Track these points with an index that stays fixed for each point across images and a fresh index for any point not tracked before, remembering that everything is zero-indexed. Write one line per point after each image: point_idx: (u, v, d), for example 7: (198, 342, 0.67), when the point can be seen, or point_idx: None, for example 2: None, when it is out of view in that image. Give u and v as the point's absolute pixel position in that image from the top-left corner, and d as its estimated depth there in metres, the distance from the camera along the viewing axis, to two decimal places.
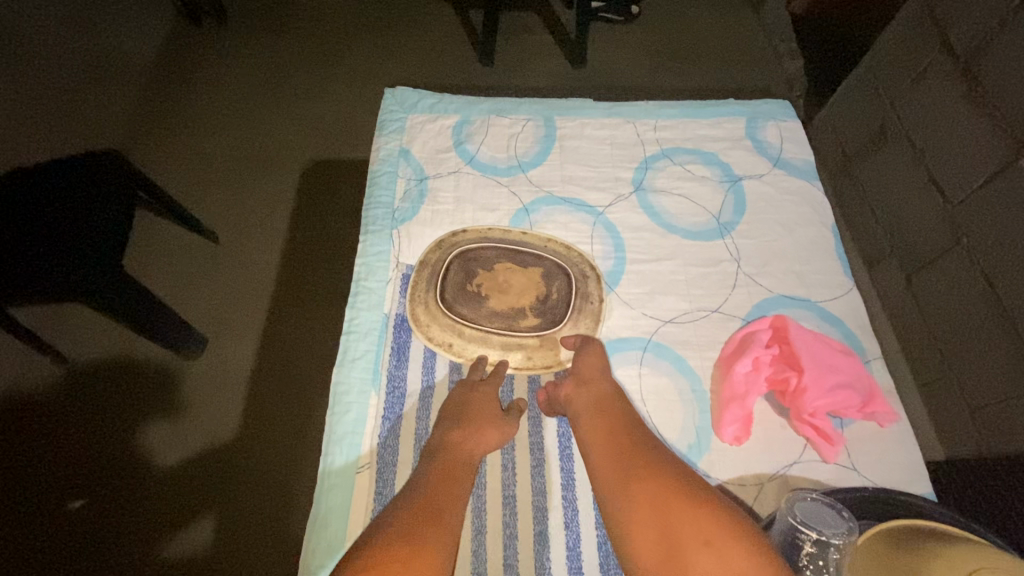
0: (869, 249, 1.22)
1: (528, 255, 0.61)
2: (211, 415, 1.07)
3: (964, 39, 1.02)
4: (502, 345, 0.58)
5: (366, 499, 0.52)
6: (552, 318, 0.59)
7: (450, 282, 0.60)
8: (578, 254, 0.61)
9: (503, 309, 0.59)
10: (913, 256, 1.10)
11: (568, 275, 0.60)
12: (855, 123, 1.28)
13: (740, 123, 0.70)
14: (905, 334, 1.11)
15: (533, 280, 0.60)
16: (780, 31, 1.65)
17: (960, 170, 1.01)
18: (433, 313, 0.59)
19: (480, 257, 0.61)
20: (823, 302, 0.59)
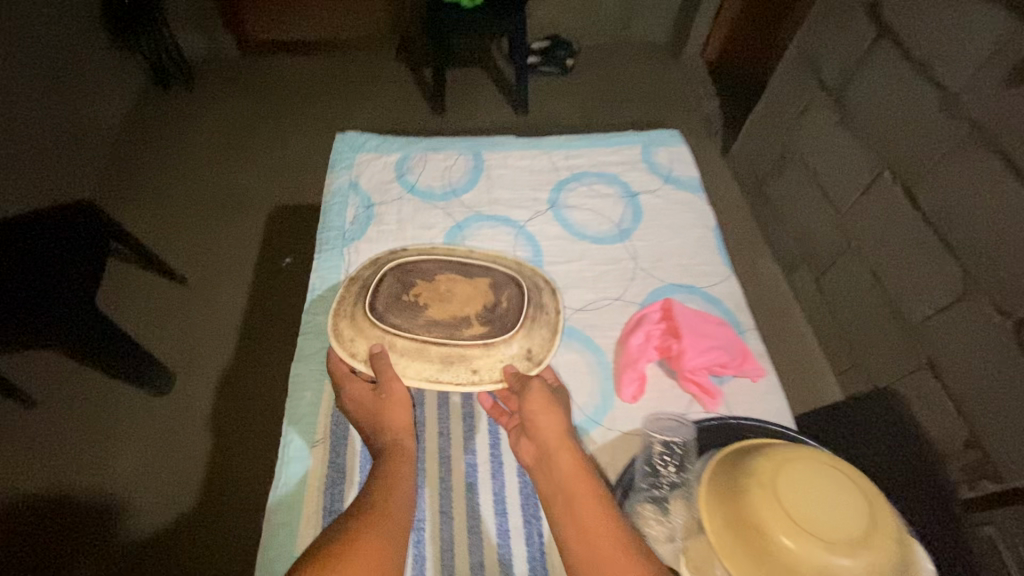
0: (784, 258, 1.41)
1: (473, 269, 0.64)
2: (184, 443, 1.13)
3: (833, 76, 1.22)
4: (441, 355, 0.59)
5: (320, 467, 0.60)
6: (499, 326, 0.60)
7: (383, 294, 0.62)
8: (529, 270, 0.66)
9: (445, 319, 0.60)
10: (818, 260, 1.29)
11: (517, 285, 0.63)
12: (761, 150, 1.47)
13: (637, 150, 0.84)
14: (820, 326, 1.29)
15: (478, 290, 0.62)
16: (697, 77, 1.88)
17: (845, 183, 1.19)
18: (359, 325, 0.60)
19: (420, 271, 0.64)
20: (706, 289, 0.71)
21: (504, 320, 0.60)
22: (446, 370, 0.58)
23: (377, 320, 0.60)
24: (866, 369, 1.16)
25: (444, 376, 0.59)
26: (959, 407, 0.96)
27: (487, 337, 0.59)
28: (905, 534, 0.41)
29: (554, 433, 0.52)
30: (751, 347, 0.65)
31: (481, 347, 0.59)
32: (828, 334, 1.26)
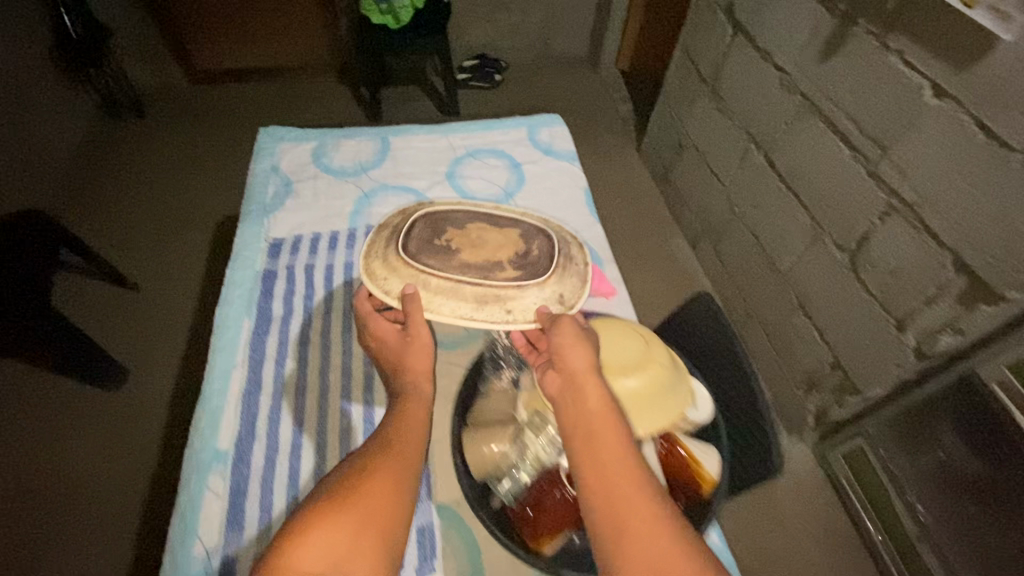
0: (690, 233, 1.58)
1: (502, 219, 0.61)
2: (140, 430, 1.21)
3: (707, 69, 1.39)
4: (475, 297, 0.55)
5: (240, 387, 0.65)
6: (532, 272, 0.57)
7: (415, 238, 0.59)
8: (557, 226, 0.64)
9: (477, 262, 0.57)
10: (715, 230, 1.46)
11: (549, 237, 0.60)
12: (664, 140, 1.66)
13: (524, 129, 0.99)
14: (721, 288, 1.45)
15: (511, 238, 0.59)
16: (614, 84, 2.09)
17: (725, 159, 1.37)
18: (394, 266, 0.57)
19: (452, 218, 0.61)
20: (576, 234, 0.85)
21: (539, 264, 0.57)
22: (478, 311, 0.55)
23: (410, 260, 0.57)
24: (759, 320, 1.32)
25: (478, 315, 0.55)
26: (824, 339, 1.11)
27: (517, 279, 0.56)
28: (675, 361, 0.55)
29: (588, 373, 0.48)
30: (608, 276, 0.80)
31: (515, 290, 0.55)
32: (729, 294, 1.42)
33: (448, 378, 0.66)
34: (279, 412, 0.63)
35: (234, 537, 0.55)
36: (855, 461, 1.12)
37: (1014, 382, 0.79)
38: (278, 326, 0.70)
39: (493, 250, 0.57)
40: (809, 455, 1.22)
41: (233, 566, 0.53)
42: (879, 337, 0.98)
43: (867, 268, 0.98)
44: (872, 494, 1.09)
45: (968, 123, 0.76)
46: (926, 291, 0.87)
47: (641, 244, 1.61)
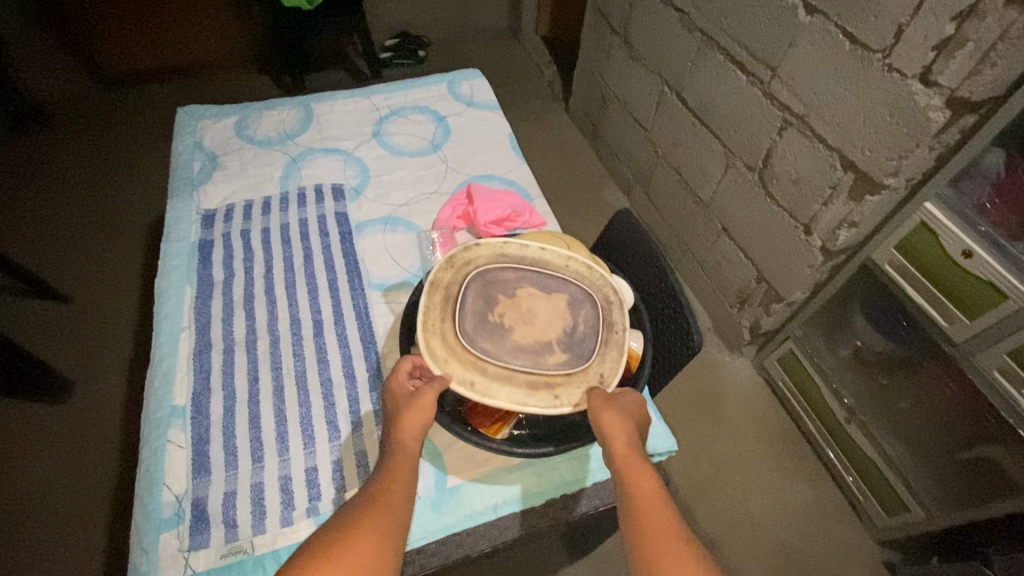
0: (623, 182, 1.66)
1: (551, 280, 0.55)
2: (94, 433, 1.18)
3: (616, 20, 1.46)
4: (529, 383, 0.48)
5: (190, 348, 0.66)
6: (581, 353, 0.51)
7: (470, 311, 0.51)
8: (600, 276, 0.56)
9: (529, 344, 0.51)
10: (644, 174, 1.54)
11: (594, 302, 0.54)
12: (588, 96, 1.73)
13: (445, 85, 1.02)
14: (656, 227, 1.54)
15: (559, 308, 0.53)
16: (537, 50, 2.13)
17: (644, 104, 1.44)
18: (453, 348, 0.49)
19: (501, 283, 0.54)
20: (504, 174, 0.89)
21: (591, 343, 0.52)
22: (531, 399, 0.48)
23: (467, 343, 0.49)
24: (692, 252, 1.41)
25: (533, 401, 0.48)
26: (747, 257, 1.21)
27: (568, 361, 0.51)
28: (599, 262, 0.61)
29: (621, 438, 0.49)
30: (538, 208, 0.84)
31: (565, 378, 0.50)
32: (664, 232, 1.51)
33: (395, 314, 0.71)
34: (233, 364, 0.65)
35: (202, 480, 0.56)
36: (787, 362, 1.20)
37: (903, 261, 0.88)
38: (221, 289, 0.71)
39: (544, 328, 0.52)
40: (749, 367, 1.32)
41: (204, 505, 0.55)
42: (792, 244, 1.07)
43: (773, 182, 1.07)
44: (805, 391, 1.18)
45: (836, 33, 0.85)
46: (823, 193, 0.96)
47: (579, 198, 1.68)
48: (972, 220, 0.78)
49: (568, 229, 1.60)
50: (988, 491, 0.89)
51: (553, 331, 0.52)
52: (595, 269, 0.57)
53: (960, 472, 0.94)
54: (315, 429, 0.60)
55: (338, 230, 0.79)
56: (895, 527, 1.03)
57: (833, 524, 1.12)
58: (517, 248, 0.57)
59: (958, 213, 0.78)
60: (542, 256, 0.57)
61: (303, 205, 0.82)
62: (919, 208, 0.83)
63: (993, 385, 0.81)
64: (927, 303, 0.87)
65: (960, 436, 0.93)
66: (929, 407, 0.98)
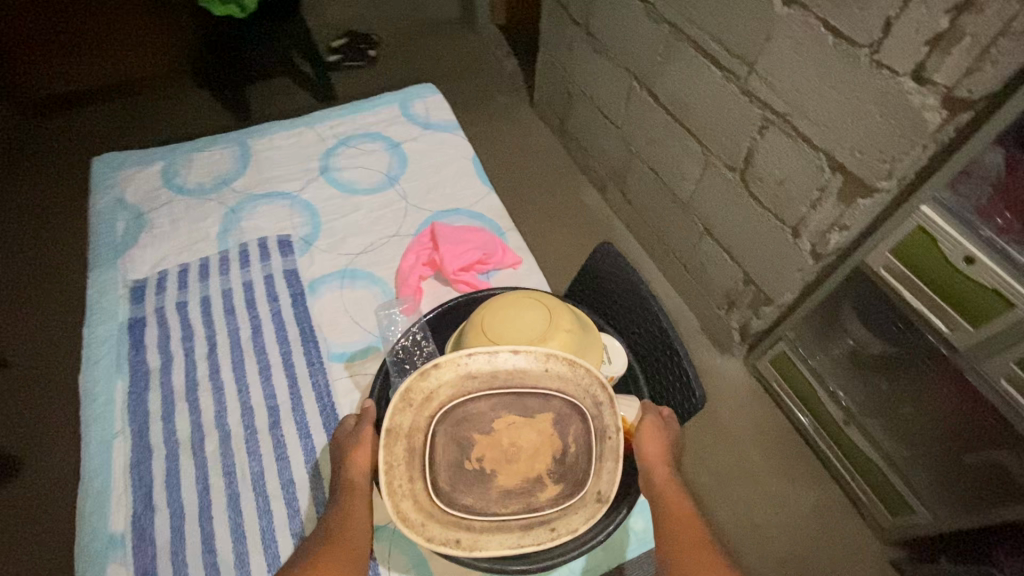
0: (596, 179, 1.59)
1: (531, 399, 0.50)
2: (51, 510, 1.08)
3: (577, 10, 1.36)
4: (522, 527, 0.46)
5: (126, 456, 0.57)
6: (576, 479, 0.48)
7: (442, 462, 0.47)
8: (585, 371, 0.50)
9: (516, 486, 0.47)
10: (618, 172, 1.47)
11: (583, 414, 0.49)
12: (553, 91, 1.63)
13: (396, 106, 0.92)
14: (635, 227, 1.48)
15: (544, 433, 0.49)
16: (495, 41, 2.02)
17: (613, 100, 1.36)
18: (428, 510, 0.46)
19: (475, 416, 0.49)
20: (471, 207, 0.81)
21: (585, 463, 0.48)
22: (527, 539, 0.45)
23: (446, 501, 0.46)
24: (673, 253, 1.35)
25: (530, 539, 0.45)
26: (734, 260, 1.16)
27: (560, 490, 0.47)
28: (582, 331, 0.55)
29: (658, 461, 0.52)
30: (511, 244, 0.76)
31: (560, 508, 0.47)
32: (643, 232, 1.45)
33: (361, 391, 0.62)
34: (178, 471, 0.56)
35: None
36: (779, 363, 1.17)
37: (899, 265, 0.83)
38: (158, 380, 0.62)
39: (530, 460, 0.48)
40: (741, 368, 1.28)
41: None
42: (779, 246, 1.02)
43: (757, 183, 1.01)
44: (799, 391, 1.15)
45: (818, 27, 0.78)
46: (811, 194, 0.91)
47: (552, 199, 1.61)
48: (973, 226, 0.72)
49: (544, 236, 1.53)
50: (997, 495, 0.87)
51: (540, 463, 0.48)
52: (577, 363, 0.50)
53: (965, 474, 0.91)
54: (280, 546, 0.53)
55: (289, 292, 0.70)
56: (899, 527, 1.02)
57: (838, 526, 1.10)
58: (487, 363, 0.50)
59: (959, 220, 0.73)
60: (514, 364, 0.50)
61: (246, 265, 0.72)
62: (914, 212, 0.78)
63: (1000, 393, 0.78)
64: (927, 309, 0.83)
65: (963, 440, 0.90)
66: (928, 409, 0.95)
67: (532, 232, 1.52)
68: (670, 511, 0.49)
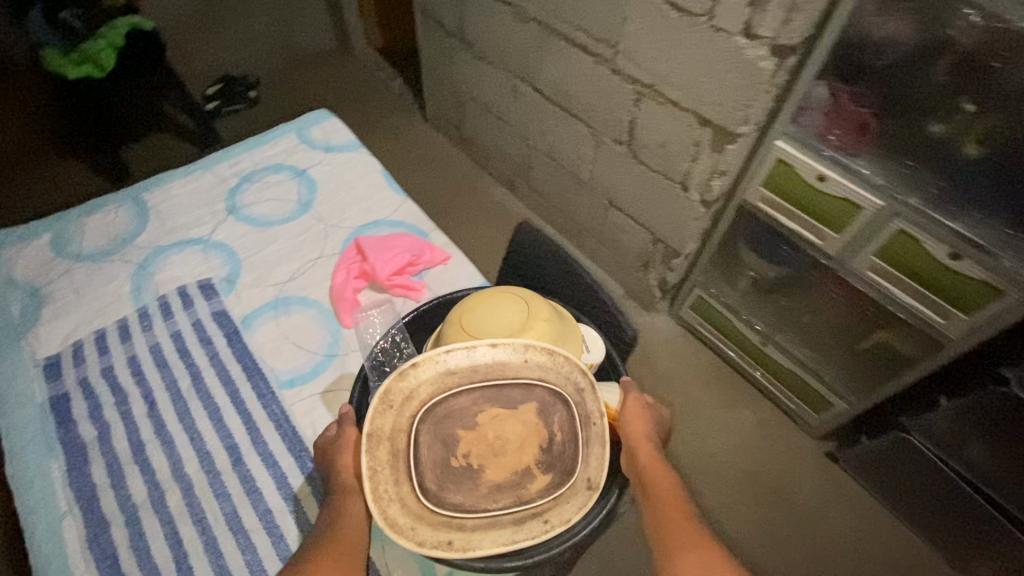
0: (502, 178, 1.65)
1: (513, 391, 0.56)
2: None
3: (449, 22, 1.42)
4: (513, 521, 0.51)
5: (80, 534, 0.54)
6: (564, 468, 0.53)
7: (427, 464, 0.53)
8: (564, 360, 0.56)
9: (504, 482, 0.53)
10: (520, 167, 1.55)
11: (566, 400, 0.55)
12: (444, 102, 1.69)
13: (293, 135, 0.93)
14: (548, 215, 1.56)
15: (529, 423, 0.55)
16: (376, 64, 2.04)
17: (501, 101, 1.43)
18: (418, 514, 0.51)
19: (459, 412, 0.55)
20: (390, 216, 0.83)
21: (571, 454, 0.54)
22: (521, 532, 0.51)
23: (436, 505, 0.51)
24: (587, 231, 1.45)
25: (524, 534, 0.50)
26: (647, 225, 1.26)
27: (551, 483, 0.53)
28: (557, 322, 0.60)
29: (645, 446, 0.57)
30: (436, 243, 0.80)
31: (550, 500, 0.52)
32: (555, 218, 1.53)
33: (321, 410, 0.63)
34: (143, 534, 0.54)
35: None
36: (699, 308, 1.29)
37: (772, 196, 0.97)
38: (98, 450, 0.59)
39: (516, 455, 0.54)
40: (668, 321, 1.40)
41: None
42: (675, 203, 1.13)
43: (643, 150, 1.12)
44: (720, 328, 1.27)
45: (661, 4, 0.89)
46: (690, 150, 1.02)
47: (465, 204, 1.65)
48: (817, 147, 0.86)
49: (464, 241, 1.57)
50: (889, 369, 1.01)
51: (527, 455, 0.54)
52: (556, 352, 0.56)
53: (863, 360, 1.06)
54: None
55: (223, 333, 0.69)
56: (826, 422, 1.15)
57: (778, 437, 1.22)
58: (467, 357, 0.56)
59: (805, 144, 0.87)
60: (492, 358, 0.56)
61: (169, 316, 0.70)
62: (772, 147, 0.91)
63: (870, 283, 0.92)
64: (800, 228, 0.96)
65: (854, 331, 1.05)
66: (826, 315, 1.09)
67: (452, 239, 1.55)
68: (660, 493, 0.55)
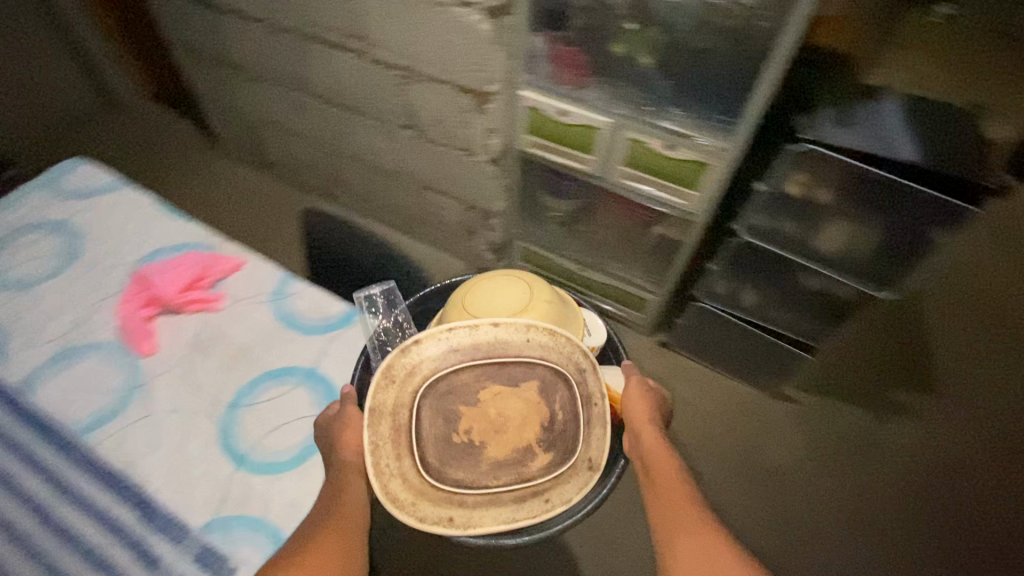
0: (317, 191, 1.66)
1: (514, 369, 0.76)
2: None
3: (209, 50, 1.39)
4: (514, 498, 0.69)
5: None
6: (564, 448, 0.72)
7: (434, 441, 0.72)
8: (564, 339, 0.76)
9: (503, 459, 0.72)
10: (330, 176, 1.57)
11: (564, 378, 0.76)
12: (235, 130, 1.64)
13: (40, 188, 0.86)
14: (371, 214, 1.60)
15: (529, 404, 0.75)
16: (154, 111, 1.92)
17: (289, 115, 1.44)
18: (416, 489, 0.68)
19: (458, 387, 0.75)
20: (170, 243, 0.82)
21: (572, 436, 0.73)
22: (518, 512, 0.68)
23: (436, 479, 0.70)
24: (409, 217, 1.52)
25: (522, 515, 0.68)
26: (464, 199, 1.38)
27: (553, 470, 0.71)
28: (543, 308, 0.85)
29: (659, 449, 0.80)
30: (222, 252, 0.81)
31: (555, 483, 0.70)
32: (378, 214, 1.58)
33: (154, 448, 0.68)
34: None
35: None
36: (528, 255, 1.45)
37: (539, 140, 1.12)
38: None
39: (517, 432, 0.73)
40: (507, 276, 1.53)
41: None
42: (468, 169, 1.24)
43: (426, 129, 1.21)
44: (549, 267, 1.44)
45: None
46: (461, 116, 1.13)
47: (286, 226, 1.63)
48: (550, 89, 1.02)
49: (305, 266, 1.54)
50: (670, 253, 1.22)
51: (529, 432, 0.73)
52: (555, 333, 0.77)
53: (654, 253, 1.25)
54: None
55: (24, 420, 0.69)
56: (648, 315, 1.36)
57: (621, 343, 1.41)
58: (468, 334, 0.77)
59: (545, 91, 1.02)
60: (495, 333, 0.77)
61: None
62: (521, 97, 1.05)
63: (631, 190, 1.10)
64: (568, 160, 1.12)
65: (638, 233, 1.24)
66: (616, 229, 1.28)
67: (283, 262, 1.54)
68: (664, 490, 0.76)
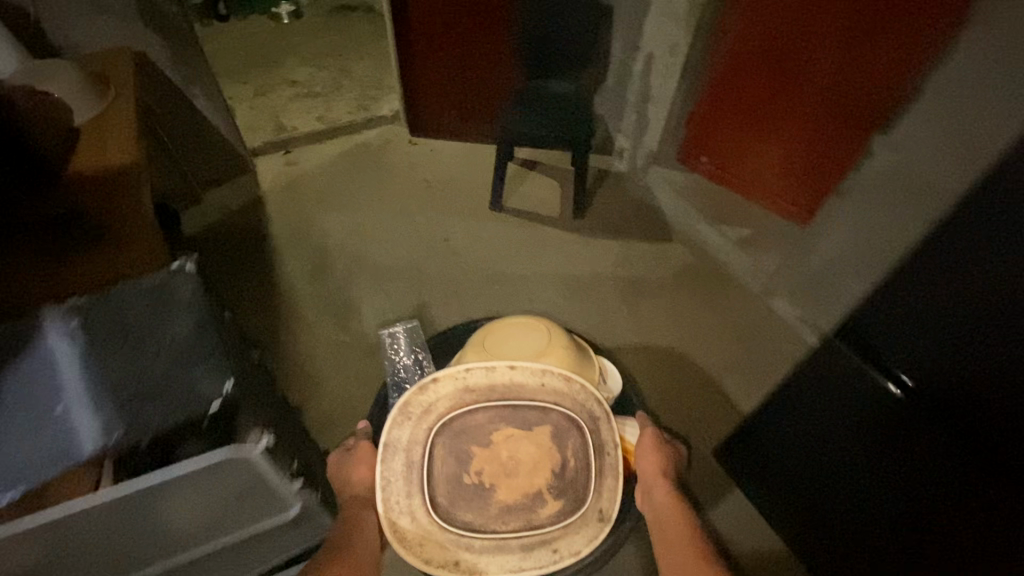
0: None
1: (527, 414, 1.12)
2: None
3: None
4: (521, 545, 1.06)
5: None
6: (571, 495, 1.08)
7: (448, 475, 1.11)
8: (577, 387, 1.10)
9: (524, 509, 1.09)
10: None
11: (576, 433, 1.10)
12: None
13: None
14: None
15: (539, 446, 1.12)
16: None
17: None
18: (421, 530, 1.05)
19: (473, 428, 1.12)
20: None
21: (581, 484, 1.07)
22: (530, 562, 1.04)
23: (447, 515, 1.06)
24: None
25: (529, 563, 1.03)
26: None
27: (559, 522, 1.05)
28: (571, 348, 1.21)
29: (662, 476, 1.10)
30: None
31: (564, 537, 1.05)
32: None
33: None
34: None
35: None
36: None
37: None
38: None
39: (530, 478, 1.10)
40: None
41: None
42: None
43: None
44: None
45: None
46: None
47: None
48: None
49: None
50: None
51: (536, 479, 1.10)
52: (575, 381, 1.13)
53: None
54: None
55: None
56: None
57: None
58: (486, 376, 1.13)
59: None
60: (508, 370, 1.15)
61: None
62: None
63: None
64: None
65: None
66: None
67: None
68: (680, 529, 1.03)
